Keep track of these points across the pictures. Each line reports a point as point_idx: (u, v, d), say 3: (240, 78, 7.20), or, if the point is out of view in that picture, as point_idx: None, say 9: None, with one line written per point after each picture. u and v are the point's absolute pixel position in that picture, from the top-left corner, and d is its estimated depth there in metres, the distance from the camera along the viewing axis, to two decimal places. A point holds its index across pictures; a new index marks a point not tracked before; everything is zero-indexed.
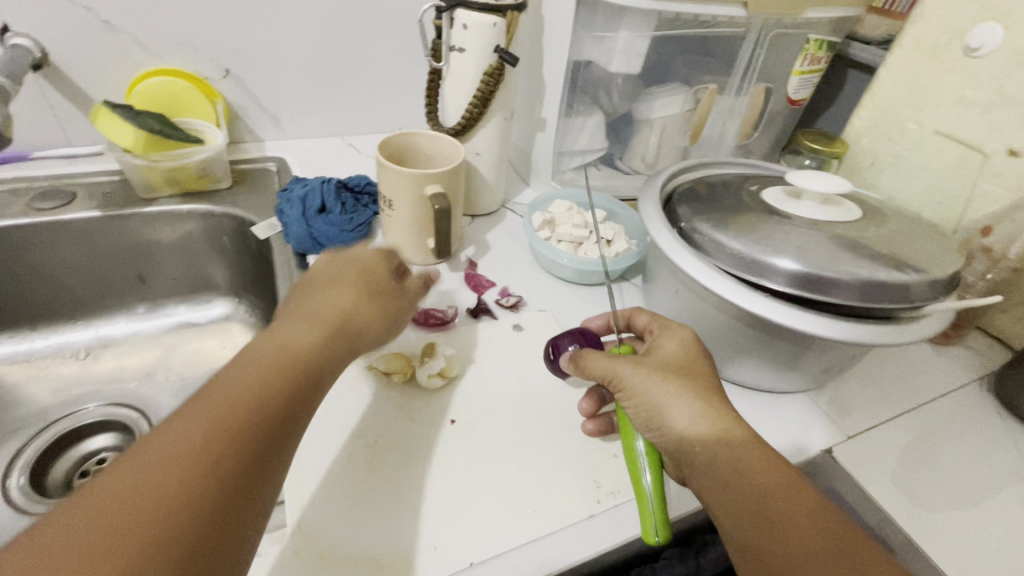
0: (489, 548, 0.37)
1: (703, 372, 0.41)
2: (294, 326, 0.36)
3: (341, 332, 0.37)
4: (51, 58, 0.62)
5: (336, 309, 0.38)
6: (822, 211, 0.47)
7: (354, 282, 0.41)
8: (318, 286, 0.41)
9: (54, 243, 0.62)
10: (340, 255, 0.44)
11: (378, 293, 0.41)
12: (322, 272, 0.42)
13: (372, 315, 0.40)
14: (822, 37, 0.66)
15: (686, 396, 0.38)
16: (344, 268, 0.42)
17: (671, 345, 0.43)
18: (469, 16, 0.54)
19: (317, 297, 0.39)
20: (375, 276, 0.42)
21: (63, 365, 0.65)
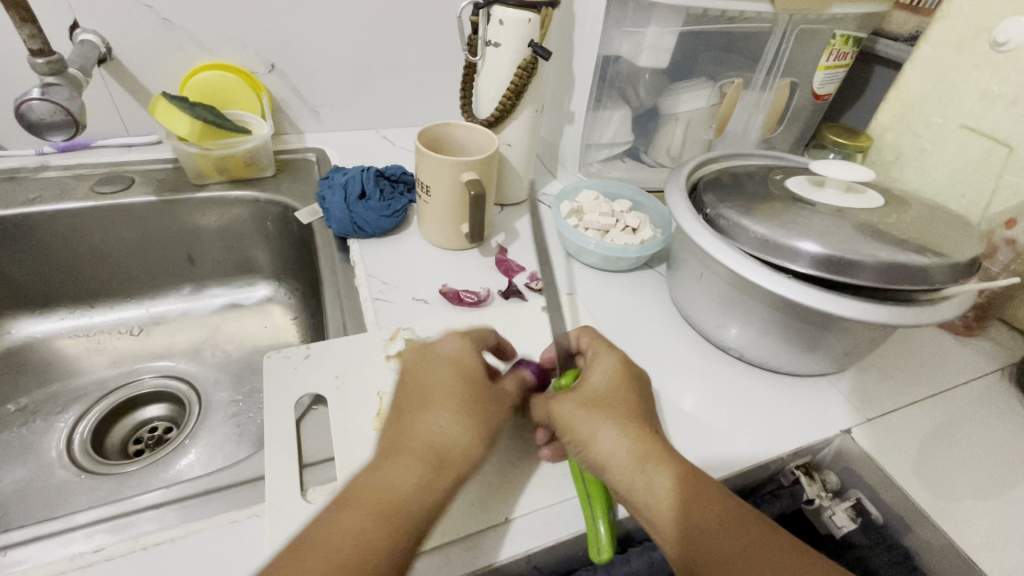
0: (524, 506, 0.41)
1: (629, 396, 0.42)
2: (396, 453, 0.36)
3: (438, 465, 0.36)
4: (114, 52, 0.66)
5: (430, 438, 0.37)
6: (845, 198, 0.49)
7: (451, 400, 0.38)
8: (411, 403, 0.39)
9: (115, 225, 0.67)
10: (434, 356, 0.42)
11: (475, 410, 0.38)
12: (419, 383, 0.40)
13: (472, 441, 0.37)
14: (849, 33, 0.67)
15: (615, 426, 0.40)
16: (432, 383, 0.40)
17: (599, 374, 0.44)
18: (505, 12, 0.57)
19: (409, 416, 0.38)
20: (469, 388, 0.39)
21: (119, 339, 0.70)
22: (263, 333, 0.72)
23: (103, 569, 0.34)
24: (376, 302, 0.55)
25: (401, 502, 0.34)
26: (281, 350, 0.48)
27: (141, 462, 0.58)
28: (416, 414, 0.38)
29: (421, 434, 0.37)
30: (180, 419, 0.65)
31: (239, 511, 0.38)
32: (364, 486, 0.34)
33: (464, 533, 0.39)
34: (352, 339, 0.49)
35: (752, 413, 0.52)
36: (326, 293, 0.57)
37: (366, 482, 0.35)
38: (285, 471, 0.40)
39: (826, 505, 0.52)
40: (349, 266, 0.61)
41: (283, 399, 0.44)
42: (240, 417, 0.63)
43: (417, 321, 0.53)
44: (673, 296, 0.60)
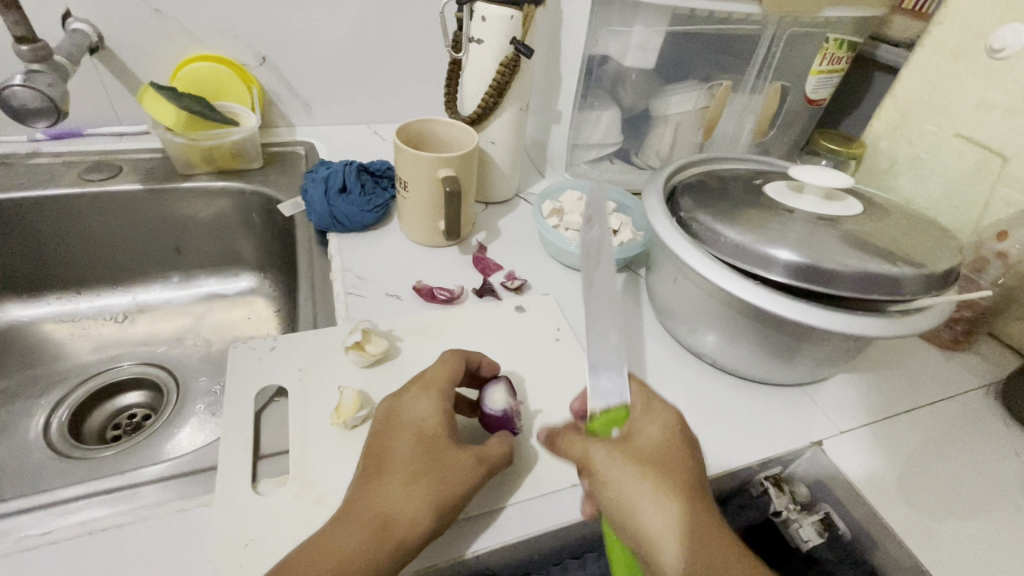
0: (476, 507, 0.41)
1: (683, 466, 0.39)
2: (348, 522, 0.35)
3: (384, 539, 0.34)
4: (106, 41, 0.67)
5: (380, 507, 0.35)
6: (823, 205, 0.48)
7: (407, 468, 0.36)
8: (370, 464, 0.37)
9: (101, 213, 0.68)
10: (400, 414, 0.40)
11: (431, 478, 0.36)
12: (380, 443, 0.38)
13: (427, 515, 0.35)
14: (843, 37, 0.66)
15: (666, 503, 0.37)
16: (391, 445, 0.38)
17: (653, 431, 0.41)
18: (488, 8, 0.56)
19: (369, 481, 0.36)
20: (426, 453, 0.37)
21: (102, 326, 0.71)
22: (245, 324, 0.73)
23: (48, 552, 0.34)
24: (349, 296, 0.55)
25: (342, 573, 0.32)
26: (248, 341, 0.48)
27: (116, 447, 0.58)
28: (373, 478, 0.37)
29: (376, 505, 0.35)
30: (158, 406, 0.65)
31: (189, 501, 0.38)
32: (311, 553, 0.33)
33: None
34: (319, 333, 0.49)
35: (722, 422, 0.51)
36: (301, 286, 0.58)
37: (314, 548, 0.34)
38: (238, 461, 0.40)
39: (793, 518, 0.50)
40: (327, 259, 0.61)
41: (244, 390, 0.44)
42: (215, 407, 0.64)
43: (388, 317, 0.53)
44: (651, 299, 0.60)
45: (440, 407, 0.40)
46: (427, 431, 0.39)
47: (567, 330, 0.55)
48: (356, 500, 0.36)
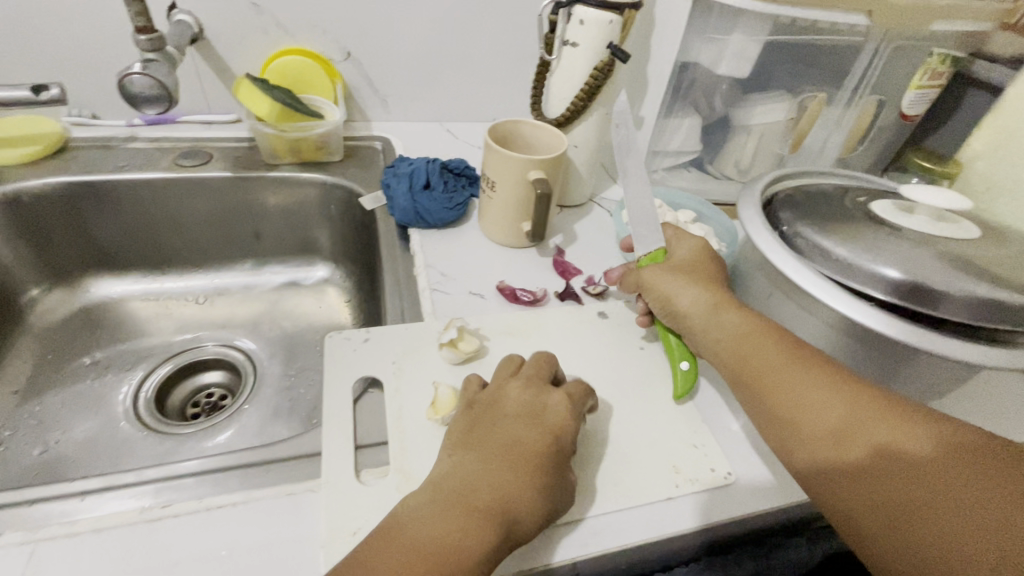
0: (572, 512, 0.40)
1: (712, 269, 0.50)
2: (449, 501, 0.34)
3: (500, 528, 0.33)
4: (206, 33, 0.69)
5: (497, 492, 0.35)
6: (935, 226, 0.46)
7: (521, 463, 0.36)
8: (483, 449, 0.37)
9: (192, 197, 0.70)
10: (515, 407, 0.40)
11: (545, 480, 0.36)
12: (491, 432, 0.39)
13: (534, 519, 0.35)
14: (947, 52, 0.63)
15: (745, 321, 0.44)
16: (506, 436, 0.38)
17: (686, 248, 0.52)
18: (587, 12, 0.56)
19: (477, 464, 0.36)
20: (540, 455, 0.37)
21: (184, 306, 0.73)
22: (318, 313, 0.74)
23: (169, 524, 0.36)
24: (434, 293, 0.56)
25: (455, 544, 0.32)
26: (342, 331, 0.49)
27: (197, 426, 0.60)
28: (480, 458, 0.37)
29: (491, 493, 0.34)
30: (235, 388, 0.68)
31: (295, 484, 0.39)
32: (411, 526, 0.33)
33: None
34: (410, 326, 0.50)
35: None
36: (385, 280, 0.58)
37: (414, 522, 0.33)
38: (340, 449, 0.40)
39: None
40: (408, 254, 0.62)
41: (341, 379, 0.45)
42: (290, 392, 0.65)
43: (473, 315, 0.54)
44: None
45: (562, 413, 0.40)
46: (555, 428, 0.39)
47: (651, 346, 0.53)
48: (480, 484, 0.35)
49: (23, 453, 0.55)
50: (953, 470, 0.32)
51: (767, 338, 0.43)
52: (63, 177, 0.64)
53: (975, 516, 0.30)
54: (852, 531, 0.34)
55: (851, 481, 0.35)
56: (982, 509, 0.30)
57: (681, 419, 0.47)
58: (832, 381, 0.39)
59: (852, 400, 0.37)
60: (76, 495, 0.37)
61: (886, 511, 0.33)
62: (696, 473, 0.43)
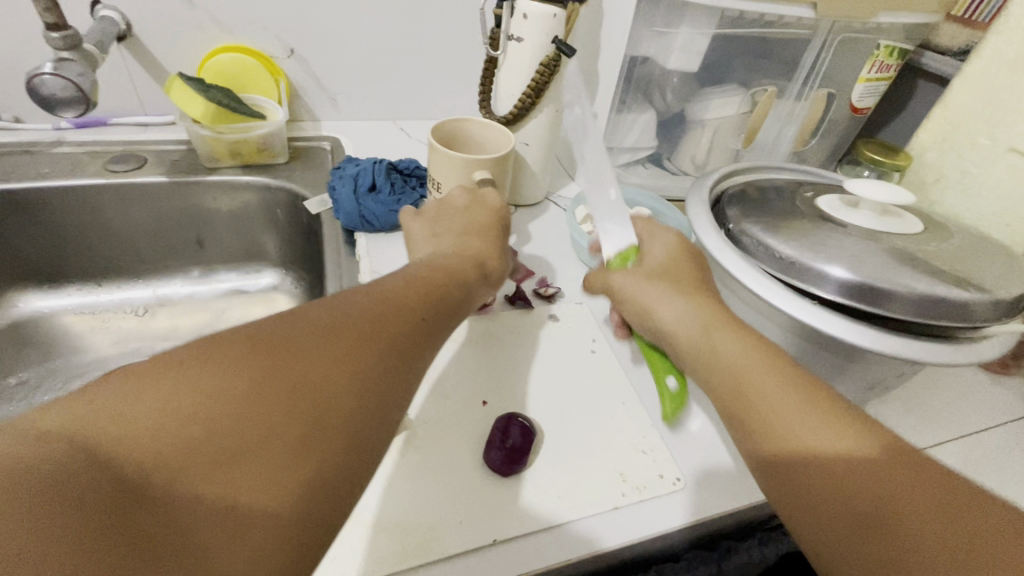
0: (514, 528, 0.38)
1: (691, 272, 0.47)
2: (369, 324, 0.32)
3: (478, 269, 0.44)
4: (134, 30, 0.66)
5: (471, 248, 0.46)
6: (879, 221, 0.46)
7: (483, 224, 0.48)
8: (460, 225, 0.48)
9: (125, 204, 0.66)
10: (475, 194, 0.50)
11: (498, 238, 0.48)
12: (461, 209, 0.49)
13: (497, 257, 0.47)
14: (895, 44, 0.63)
15: (735, 334, 0.40)
16: (473, 213, 0.49)
17: (661, 249, 0.48)
18: (530, 6, 0.54)
19: (409, 281, 0.38)
20: (496, 224, 0.49)
21: (123, 319, 0.70)
22: None
23: None
24: None
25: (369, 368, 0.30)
26: None
27: None
28: (395, 288, 0.37)
29: (468, 248, 0.46)
30: None
31: None
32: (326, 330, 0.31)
33: (452, 553, 0.36)
34: None
35: None
36: (328, 287, 0.56)
37: (330, 326, 0.31)
38: None
39: None
40: (354, 259, 0.60)
41: None
42: None
43: None
44: None
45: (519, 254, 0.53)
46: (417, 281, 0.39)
47: (602, 343, 0.53)
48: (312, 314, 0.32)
49: None
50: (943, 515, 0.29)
51: (749, 347, 0.39)
52: None
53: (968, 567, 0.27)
54: (832, 573, 0.31)
55: (831, 509, 0.31)
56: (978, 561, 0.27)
57: (631, 425, 0.46)
58: (811, 401, 0.35)
59: (827, 424, 0.33)
60: None
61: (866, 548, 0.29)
62: (643, 480, 0.42)
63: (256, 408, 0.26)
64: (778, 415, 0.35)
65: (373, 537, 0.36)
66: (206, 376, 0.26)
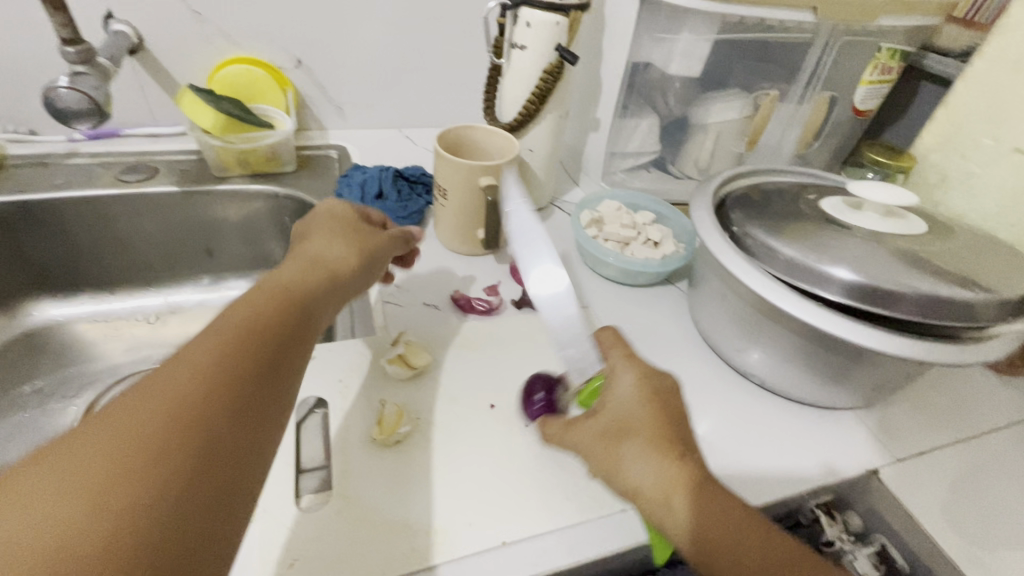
0: (523, 529, 0.38)
1: (664, 406, 0.36)
2: (238, 340, 0.30)
3: (330, 274, 0.40)
4: (145, 43, 0.67)
5: (314, 252, 0.41)
6: (883, 223, 0.46)
7: (329, 231, 0.43)
8: (304, 240, 0.43)
9: (137, 214, 0.68)
10: (311, 214, 0.46)
11: (351, 236, 0.44)
12: (306, 227, 0.44)
13: (352, 254, 0.42)
14: (895, 46, 0.64)
15: (630, 462, 0.34)
16: (329, 221, 0.45)
17: (627, 380, 0.37)
18: (533, 14, 0.55)
19: (245, 301, 0.33)
20: (347, 226, 0.45)
21: (135, 326, 0.71)
22: None
23: None
24: (386, 305, 0.54)
25: (211, 410, 0.26)
26: None
27: None
28: (224, 317, 0.32)
29: (310, 250, 0.41)
30: None
31: None
32: (139, 393, 0.26)
33: (463, 554, 0.37)
34: (360, 343, 0.49)
35: (768, 444, 0.48)
36: None
37: (146, 387, 0.26)
38: (281, 475, 0.39)
39: (847, 549, 0.47)
40: None
41: None
42: None
43: (427, 327, 0.52)
44: (693, 314, 0.58)
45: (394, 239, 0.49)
46: (277, 285, 0.36)
47: None
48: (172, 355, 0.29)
49: None
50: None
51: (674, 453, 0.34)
52: None
53: None
54: None
55: None
56: None
57: None
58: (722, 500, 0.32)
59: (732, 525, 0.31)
60: None
61: None
62: None
63: (96, 486, 0.22)
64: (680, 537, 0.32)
65: (385, 541, 0.37)
66: (11, 490, 0.22)
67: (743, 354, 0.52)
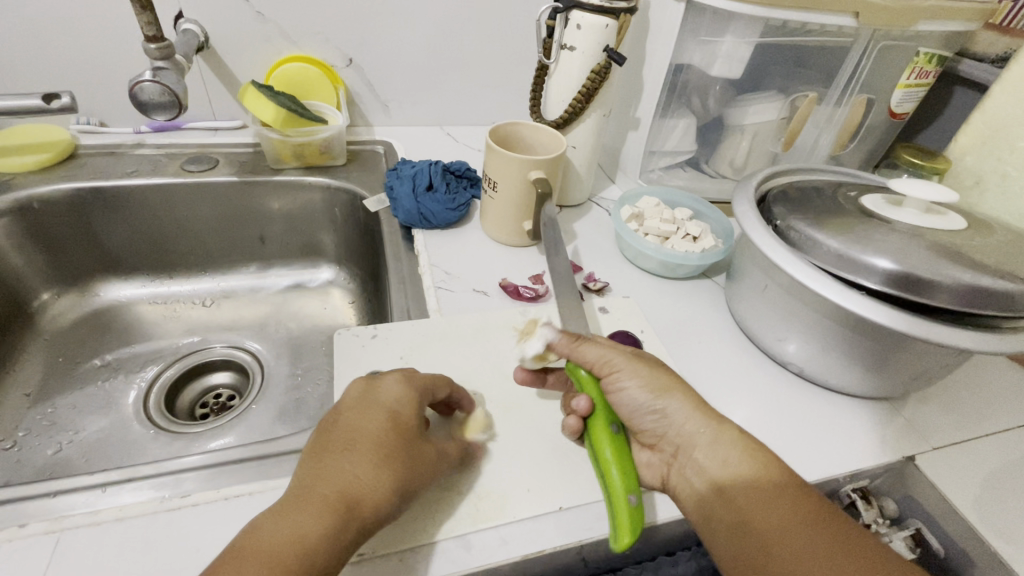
0: (577, 496, 0.41)
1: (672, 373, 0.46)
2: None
3: (363, 523, 0.33)
4: (211, 42, 0.71)
5: (345, 483, 0.34)
6: (923, 218, 0.48)
7: (370, 447, 0.36)
8: (347, 452, 0.36)
9: (198, 201, 0.71)
10: (369, 399, 0.39)
11: (398, 461, 0.36)
12: (356, 426, 0.37)
13: (384, 495, 0.34)
14: (933, 51, 0.65)
15: (675, 387, 0.43)
16: (375, 412, 0.38)
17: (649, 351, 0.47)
18: (584, 17, 0.58)
19: (250, 564, 0.30)
20: (395, 438, 0.37)
21: (191, 308, 0.75)
22: (323, 314, 0.75)
23: (192, 513, 0.38)
24: (439, 291, 0.57)
25: None
26: (350, 328, 0.52)
27: (206, 425, 0.61)
28: (263, 543, 0.31)
29: (347, 484, 0.34)
30: (243, 389, 0.69)
31: None
32: None
33: (522, 516, 0.39)
34: (418, 326, 0.52)
35: (805, 429, 0.50)
36: (390, 278, 0.60)
37: None
38: None
39: (883, 532, 0.49)
40: (413, 254, 0.64)
41: (353, 373, 0.48)
42: (297, 389, 0.66)
43: (477, 311, 0.56)
44: (731, 306, 0.60)
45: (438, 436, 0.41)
46: (309, 518, 0.32)
47: (651, 332, 0.56)
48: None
49: (37, 452, 0.55)
50: (821, 518, 0.36)
51: (691, 392, 0.43)
52: (71, 183, 0.66)
53: (846, 538, 0.35)
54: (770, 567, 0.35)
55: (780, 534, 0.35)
56: (847, 539, 0.35)
57: None
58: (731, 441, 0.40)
59: (741, 455, 0.39)
60: (97, 487, 0.38)
61: (795, 547, 0.35)
62: None
63: None
64: (707, 466, 0.39)
65: (449, 500, 0.39)
66: None
67: (781, 344, 0.54)
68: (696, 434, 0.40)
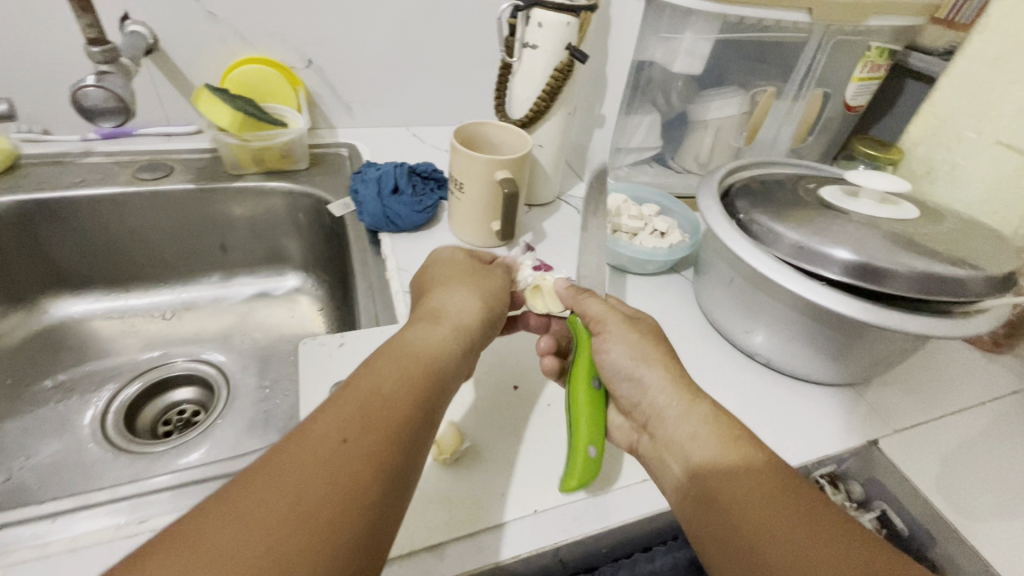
0: (552, 499, 0.42)
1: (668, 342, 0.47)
2: (415, 371, 0.35)
3: (466, 331, 0.40)
4: (160, 43, 0.68)
5: (442, 304, 0.42)
6: (879, 208, 0.49)
7: (451, 280, 0.45)
8: (429, 294, 0.44)
9: (153, 210, 0.69)
10: (430, 262, 0.49)
11: (478, 289, 0.45)
12: (428, 280, 0.47)
13: (477, 306, 0.43)
14: (884, 45, 0.67)
15: (659, 359, 0.43)
16: (448, 267, 0.47)
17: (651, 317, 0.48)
18: (544, 15, 0.58)
19: (381, 371, 0.34)
20: (469, 274, 0.46)
21: (151, 322, 0.72)
22: (290, 322, 0.73)
23: (151, 539, 0.36)
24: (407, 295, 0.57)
25: (389, 462, 0.30)
26: (316, 337, 0.51)
27: (170, 442, 0.59)
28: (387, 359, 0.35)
29: (437, 305, 0.42)
30: (208, 404, 0.66)
31: None
32: (322, 421, 0.30)
33: (496, 522, 0.40)
34: (387, 332, 0.52)
35: (774, 417, 0.51)
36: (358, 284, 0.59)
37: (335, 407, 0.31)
38: None
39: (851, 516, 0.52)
40: (380, 258, 0.63)
41: (320, 384, 0.47)
42: (265, 401, 0.64)
43: None
44: (699, 300, 0.61)
45: (498, 274, 0.49)
46: (424, 335, 0.38)
47: None
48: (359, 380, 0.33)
49: None
50: (798, 501, 0.34)
51: (676, 366, 0.43)
52: (13, 195, 0.62)
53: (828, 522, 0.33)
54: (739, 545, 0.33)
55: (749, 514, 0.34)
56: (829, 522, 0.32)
57: None
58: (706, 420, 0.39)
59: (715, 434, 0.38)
60: (46, 518, 0.36)
61: (765, 525, 0.33)
62: None
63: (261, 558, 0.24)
64: (681, 442, 0.39)
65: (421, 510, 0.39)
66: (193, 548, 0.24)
67: (749, 335, 0.55)
68: (666, 406, 0.41)
